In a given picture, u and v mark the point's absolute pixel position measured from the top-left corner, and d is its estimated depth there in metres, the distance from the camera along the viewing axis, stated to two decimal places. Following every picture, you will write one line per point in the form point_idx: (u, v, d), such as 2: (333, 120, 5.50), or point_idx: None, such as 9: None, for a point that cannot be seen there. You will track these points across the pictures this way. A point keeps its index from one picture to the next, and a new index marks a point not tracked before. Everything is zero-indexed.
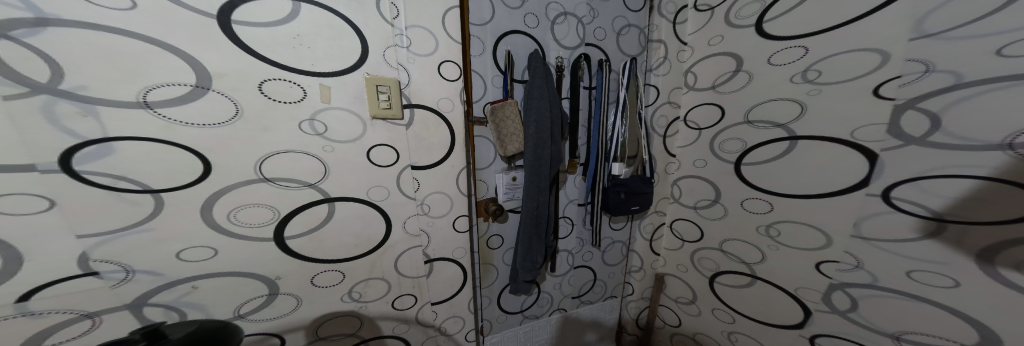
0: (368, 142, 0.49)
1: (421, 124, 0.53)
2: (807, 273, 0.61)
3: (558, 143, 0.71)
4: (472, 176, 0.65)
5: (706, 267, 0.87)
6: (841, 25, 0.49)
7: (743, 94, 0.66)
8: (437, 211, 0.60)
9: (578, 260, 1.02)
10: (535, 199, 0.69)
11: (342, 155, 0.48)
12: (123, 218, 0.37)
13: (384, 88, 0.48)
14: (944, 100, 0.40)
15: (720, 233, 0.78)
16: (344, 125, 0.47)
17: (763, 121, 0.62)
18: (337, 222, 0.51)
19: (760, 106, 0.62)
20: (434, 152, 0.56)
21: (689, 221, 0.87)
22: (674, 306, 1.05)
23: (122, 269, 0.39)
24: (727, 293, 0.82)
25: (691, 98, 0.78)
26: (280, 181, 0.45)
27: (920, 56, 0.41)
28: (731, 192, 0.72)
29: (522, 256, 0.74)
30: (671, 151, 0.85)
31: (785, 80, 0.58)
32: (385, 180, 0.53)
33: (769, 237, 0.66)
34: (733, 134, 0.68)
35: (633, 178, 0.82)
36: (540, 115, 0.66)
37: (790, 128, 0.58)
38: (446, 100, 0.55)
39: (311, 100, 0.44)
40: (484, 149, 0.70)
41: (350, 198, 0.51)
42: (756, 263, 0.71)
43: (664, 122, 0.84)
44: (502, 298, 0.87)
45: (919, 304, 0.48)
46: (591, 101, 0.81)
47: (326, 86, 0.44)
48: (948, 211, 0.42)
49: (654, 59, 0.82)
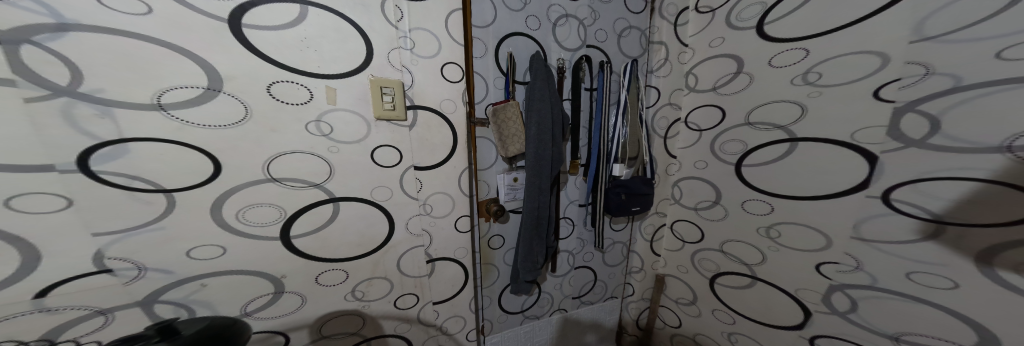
0: (372, 142, 0.50)
1: (424, 125, 0.54)
2: (807, 274, 0.62)
3: (558, 144, 0.71)
4: (473, 176, 0.66)
5: (707, 268, 0.87)
6: (842, 27, 0.49)
7: (743, 96, 0.66)
8: (439, 211, 0.61)
9: (579, 261, 1.02)
10: (536, 199, 0.70)
11: (346, 155, 0.48)
12: (137, 217, 0.38)
13: (387, 90, 0.48)
14: (944, 102, 0.40)
15: (720, 235, 0.79)
16: (349, 126, 0.47)
17: (764, 123, 0.62)
18: (340, 222, 0.52)
19: (761, 108, 0.62)
20: (436, 153, 0.57)
21: (690, 222, 0.88)
22: (674, 307, 1.05)
23: (135, 267, 0.40)
24: (727, 293, 0.82)
25: (692, 99, 0.79)
26: (286, 181, 0.46)
27: (920, 58, 0.41)
28: (732, 193, 0.72)
29: (522, 256, 0.74)
30: (672, 152, 0.85)
31: (784, 82, 0.58)
32: (388, 180, 0.54)
33: (770, 238, 0.67)
34: (733, 135, 0.69)
35: (633, 179, 0.82)
36: (541, 116, 0.67)
37: (790, 130, 0.58)
38: (448, 101, 0.56)
39: (318, 102, 0.44)
40: (486, 149, 0.71)
41: (354, 198, 0.52)
42: (756, 264, 0.71)
43: (664, 123, 0.85)
44: (503, 298, 0.87)
45: (919, 306, 0.48)
46: (592, 102, 0.82)
47: (332, 87, 0.45)
48: (948, 213, 0.42)
49: (654, 61, 0.83)
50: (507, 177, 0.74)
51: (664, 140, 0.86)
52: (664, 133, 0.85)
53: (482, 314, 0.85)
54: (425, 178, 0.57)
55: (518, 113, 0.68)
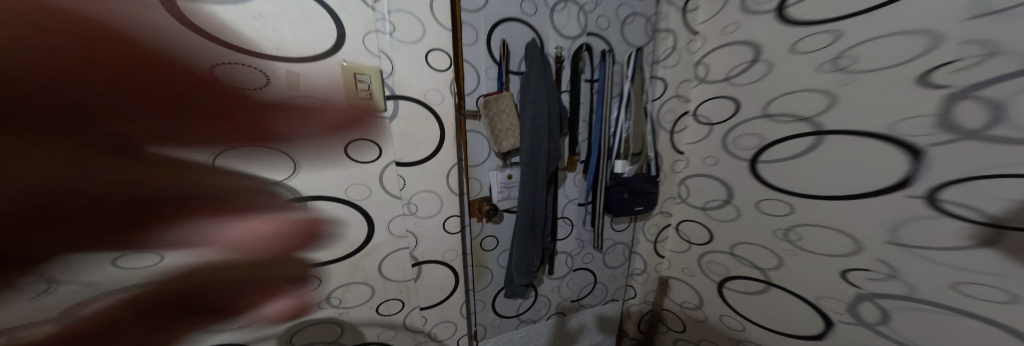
0: (346, 135, 0.47)
1: (405, 118, 0.50)
2: (830, 281, 0.56)
3: (556, 139, 0.66)
4: (461, 174, 0.61)
5: (715, 272, 0.82)
6: (880, 5, 0.43)
7: (760, 86, 0.60)
8: (425, 210, 0.57)
9: (577, 263, 0.98)
10: (533, 198, 0.65)
11: (316, 149, 0.46)
12: (43, 228, 0.37)
13: (363, 77, 0.45)
14: (1010, 86, 0.33)
15: (730, 237, 0.73)
16: (315, 116, 0.44)
17: (784, 115, 0.56)
18: (311, 222, 0.49)
19: (783, 98, 0.56)
20: (420, 148, 0.53)
21: (697, 223, 0.83)
22: (679, 311, 1.00)
23: (44, 281, 0.39)
24: (738, 298, 0.77)
25: (702, 91, 0.73)
26: (242, 178, 0.43)
27: (978, 36, 0.35)
28: (745, 193, 0.67)
29: (517, 258, 0.70)
30: (678, 148, 0.80)
31: (809, 69, 0.52)
32: (365, 179, 0.50)
33: (788, 241, 0.61)
34: (748, 129, 0.63)
35: (636, 176, 0.76)
36: (538, 108, 0.62)
37: (817, 122, 0.52)
38: (434, 91, 0.51)
39: (275, 87, 0.41)
40: (476, 145, 0.66)
41: (323, 197, 0.48)
42: (771, 268, 0.66)
43: (671, 118, 0.79)
44: (497, 302, 0.83)
45: (967, 321, 0.42)
46: (593, 94, 0.76)
47: (295, 74, 0.41)
48: (1009, 217, 0.35)
49: (660, 51, 0.77)
50: (500, 174, 0.69)
51: (671, 135, 0.80)
52: (670, 128, 0.80)
53: (474, 319, 0.81)
54: (408, 175, 0.53)
55: (511, 105, 0.63)
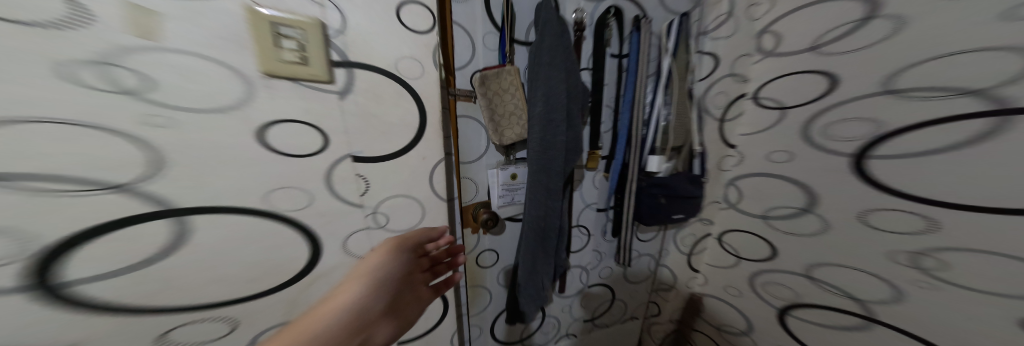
0: (260, 114, 0.33)
1: (364, 95, 0.36)
2: (994, 334, 0.37)
3: (575, 127, 0.50)
4: (446, 172, 0.48)
5: (777, 295, 0.64)
6: None
7: (879, 51, 0.41)
8: (397, 216, 0.45)
9: (593, 278, 0.85)
10: (542, 204, 0.50)
11: (210, 136, 0.32)
12: None
13: (287, 29, 0.32)
14: None
15: (804, 254, 0.56)
16: (191, 80, 0.29)
17: (936, 88, 0.36)
18: (205, 245, 0.35)
19: (930, 66, 0.37)
20: (391, 137, 0.40)
21: (752, 235, 0.66)
22: (715, 336, 0.85)
23: None
24: (812, 332, 0.59)
25: (767, 67, 0.56)
26: (27, 181, 0.26)
27: None
28: (841, 202, 0.48)
29: (524, 278, 0.55)
30: (730, 141, 0.64)
31: (964, 21, 0.34)
32: (295, 180, 0.38)
33: (915, 270, 0.42)
34: (841, 114, 0.46)
35: (674, 175, 0.59)
36: (551, 85, 0.46)
37: (1004, 95, 0.32)
38: (407, 59, 0.39)
39: (110, 30, 0.25)
40: (470, 136, 0.52)
41: (223, 208, 0.35)
42: (875, 302, 0.47)
43: (721, 102, 0.62)
44: (497, 327, 0.70)
45: None
46: (622, 73, 0.60)
47: (142, 8, 0.26)
48: None
49: (710, 18, 0.60)
50: (501, 174, 0.54)
51: (721, 125, 0.63)
52: (720, 117, 0.63)
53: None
54: (373, 171, 0.41)
55: (518, 82, 0.48)
